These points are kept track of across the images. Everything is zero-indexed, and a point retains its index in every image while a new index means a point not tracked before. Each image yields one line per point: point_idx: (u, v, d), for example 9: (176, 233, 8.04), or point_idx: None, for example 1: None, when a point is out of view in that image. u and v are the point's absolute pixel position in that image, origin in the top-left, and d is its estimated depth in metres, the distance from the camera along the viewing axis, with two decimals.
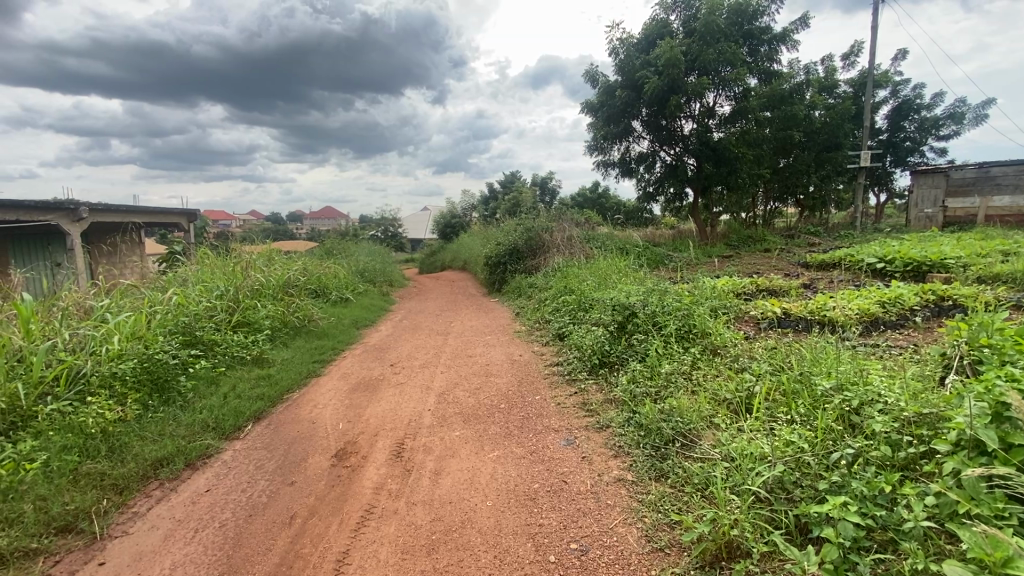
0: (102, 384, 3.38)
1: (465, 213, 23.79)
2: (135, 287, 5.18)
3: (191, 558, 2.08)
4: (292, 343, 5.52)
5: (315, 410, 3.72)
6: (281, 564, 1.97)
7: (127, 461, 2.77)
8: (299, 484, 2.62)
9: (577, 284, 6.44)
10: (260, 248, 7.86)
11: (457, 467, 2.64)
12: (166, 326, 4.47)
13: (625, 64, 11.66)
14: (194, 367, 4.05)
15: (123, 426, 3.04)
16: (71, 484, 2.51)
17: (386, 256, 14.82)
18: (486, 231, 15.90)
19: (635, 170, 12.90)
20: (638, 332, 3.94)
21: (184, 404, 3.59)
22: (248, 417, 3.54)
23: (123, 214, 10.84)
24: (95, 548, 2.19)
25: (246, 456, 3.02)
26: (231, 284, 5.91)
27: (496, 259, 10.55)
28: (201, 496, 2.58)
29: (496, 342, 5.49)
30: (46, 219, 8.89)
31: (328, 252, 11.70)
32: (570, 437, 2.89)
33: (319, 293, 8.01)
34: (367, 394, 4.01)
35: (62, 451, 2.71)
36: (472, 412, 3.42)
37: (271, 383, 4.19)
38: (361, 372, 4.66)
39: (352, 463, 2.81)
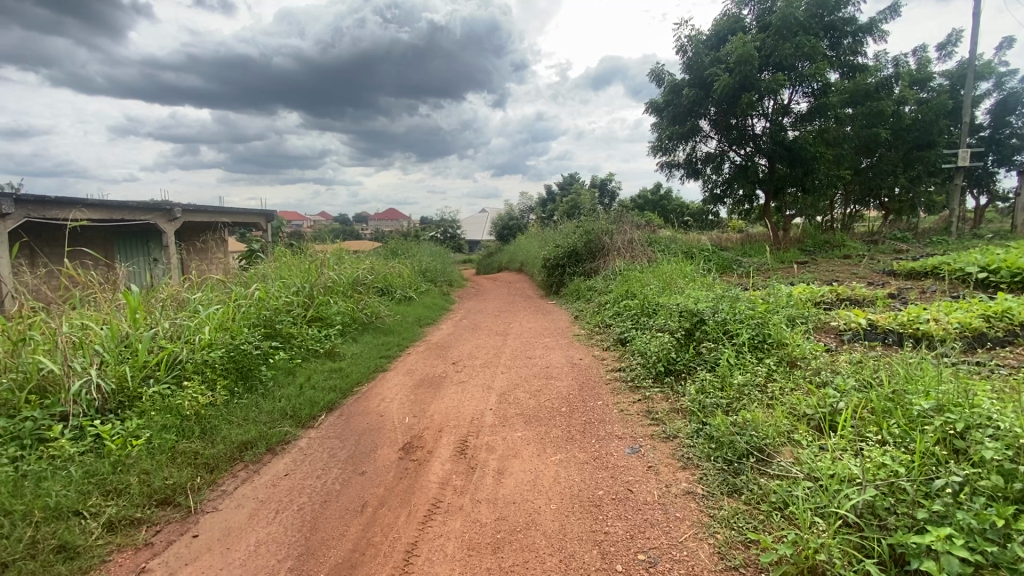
0: (195, 369, 3.70)
1: (523, 215, 23.90)
2: (222, 282, 5.61)
3: (273, 538, 2.21)
4: (361, 338, 5.76)
5: (382, 404, 3.86)
6: (354, 550, 2.06)
7: (216, 442, 3.00)
8: (369, 474, 2.73)
9: (639, 289, 6.29)
10: (331, 248, 8.28)
11: (520, 467, 2.65)
12: (250, 319, 4.82)
13: (693, 62, 11.28)
14: (273, 358, 4.33)
15: (212, 410, 3.29)
16: (169, 460, 2.75)
17: (446, 257, 15.17)
18: (545, 232, 15.89)
19: (701, 171, 12.45)
20: (707, 340, 3.80)
21: (265, 392, 3.85)
22: (322, 407, 3.73)
23: (211, 214, 11.83)
24: (190, 520, 2.38)
25: (320, 444, 3.18)
26: (307, 282, 6.27)
27: (555, 262, 10.52)
28: (281, 480, 2.75)
29: (555, 345, 5.46)
30: (146, 218, 9.87)
31: (393, 252, 12.13)
32: (634, 445, 2.83)
33: (383, 291, 8.31)
34: (430, 390, 4.12)
35: (162, 430, 2.98)
36: (533, 414, 3.43)
37: (342, 376, 4.40)
38: (425, 369, 4.79)
39: (418, 457, 2.90)
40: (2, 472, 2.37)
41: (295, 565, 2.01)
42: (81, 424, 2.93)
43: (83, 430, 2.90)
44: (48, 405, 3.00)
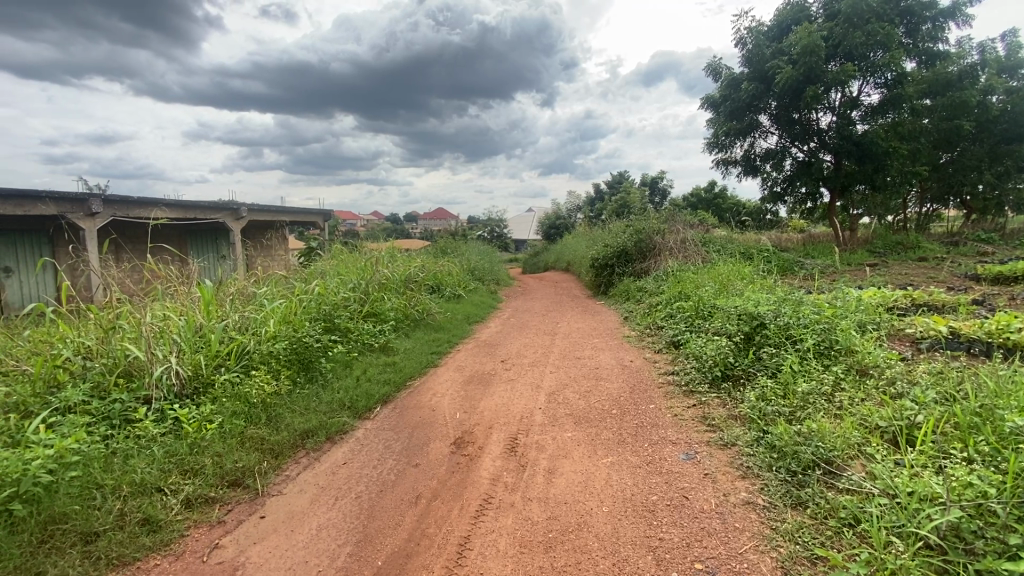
0: (261, 360, 3.92)
1: (571, 215, 23.74)
2: (285, 278, 5.90)
3: (333, 523, 2.31)
4: (413, 334, 5.90)
5: (433, 399, 3.94)
6: (409, 540, 2.11)
7: (281, 430, 3.16)
8: (422, 467, 2.79)
9: (693, 291, 6.10)
10: (384, 246, 8.54)
11: (571, 468, 2.64)
12: (311, 313, 5.06)
13: (753, 54, 10.82)
14: (331, 351, 4.52)
15: (277, 399, 3.47)
16: (239, 444, 2.93)
17: (493, 256, 15.29)
18: (593, 232, 15.71)
19: (760, 168, 11.92)
20: (768, 345, 3.64)
21: (324, 383, 4.02)
22: (377, 400, 3.86)
23: (274, 214, 12.51)
24: (258, 502, 2.52)
25: (376, 435, 3.29)
26: (362, 278, 6.49)
27: (604, 261, 10.37)
28: (339, 468, 2.86)
29: (605, 346, 5.39)
30: (216, 217, 10.57)
31: (442, 251, 12.35)
32: (689, 451, 2.75)
33: (433, 289, 8.47)
34: (480, 387, 4.16)
35: (232, 415, 3.17)
36: (583, 415, 3.39)
37: (396, 370, 4.52)
38: (474, 366, 4.84)
39: (470, 452, 2.93)
40: (96, 448, 2.60)
41: (354, 550, 2.09)
42: (161, 408, 3.16)
43: (164, 412, 3.13)
44: (134, 388, 3.26)
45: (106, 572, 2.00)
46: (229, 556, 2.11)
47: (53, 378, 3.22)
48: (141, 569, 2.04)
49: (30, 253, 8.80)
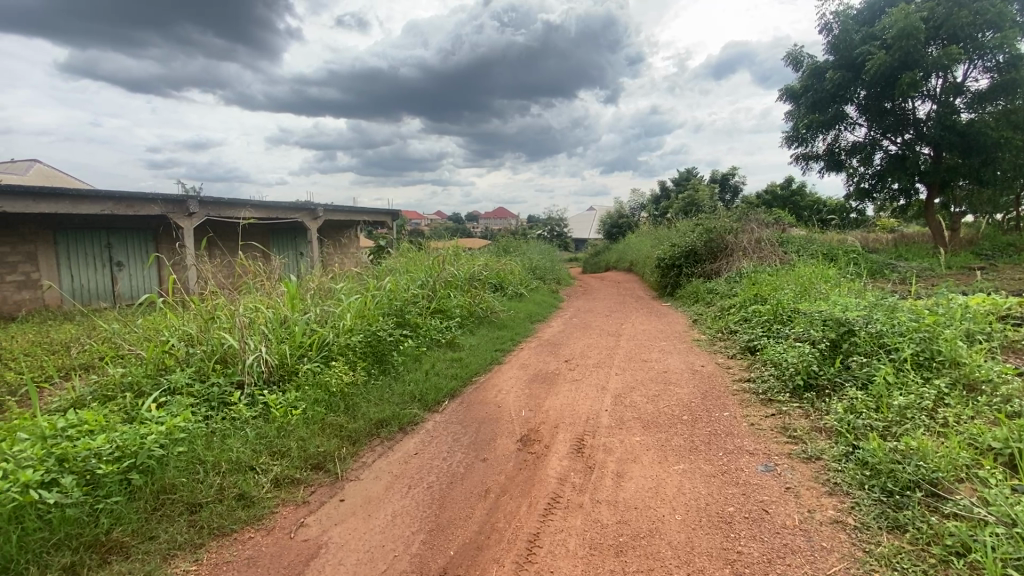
0: (339, 352, 4.16)
1: (634, 214, 23.20)
2: (358, 275, 6.20)
3: (407, 511, 2.39)
4: (478, 331, 6.01)
5: (499, 395, 3.99)
6: (480, 533, 2.16)
7: (357, 418, 3.33)
8: (489, 462, 2.84)
9: (770, 294, 5.77)
10: (448, 244, 8.75)
11: (640, 472, 2.58)
12: (383, 308, 5.29)
13: (840, 41, 10.05)
14: (402, 345, 4.70)
15: (353, 389, 3.66)
16: (320, 430, 3.12)
17: (554, 255, 15.24)
18: (659, 231, 15.26)
19: (846, 163, 11.08)
20: (857, 354, 3.38)
21: (395, 376, 4.19)
22: (445, 393, 3.97)
23: (347, 214, 13.16)
24: (338, 486, 2.67)
25: (444, 428, 3.38)
26: (429, 276, 6.69)
27: (670, 261, 10.02)
28: (411, 458, 2.97)
29: (673, 350, 5.22)
30: (295, 217, 11.28)
31: (504, 250, 12.48)
32: (768, 463, 2.61)
33: (496, 288, 8.58)
34: (544, 386, 4.16)
35: (314, 403, 3.38)
36: (651, 420, 3.30)
37: (462, 365, 4.62)
38: (538, 365, 4.85)
39: (536, 450, 2.95)
40: (198, 427, 2.85)
41: (427, 538, 2.16)
42: (252, 392, 3.42)
43: (255, 397, 3.38)
44: (229, 373, 3.55)
45: (208, 541, 2.19)
46: (314, 534, 2.25)
47: (162, 362, 3.58)
48: (237, 540, 2.22)
49: (138, 250, 9.84)
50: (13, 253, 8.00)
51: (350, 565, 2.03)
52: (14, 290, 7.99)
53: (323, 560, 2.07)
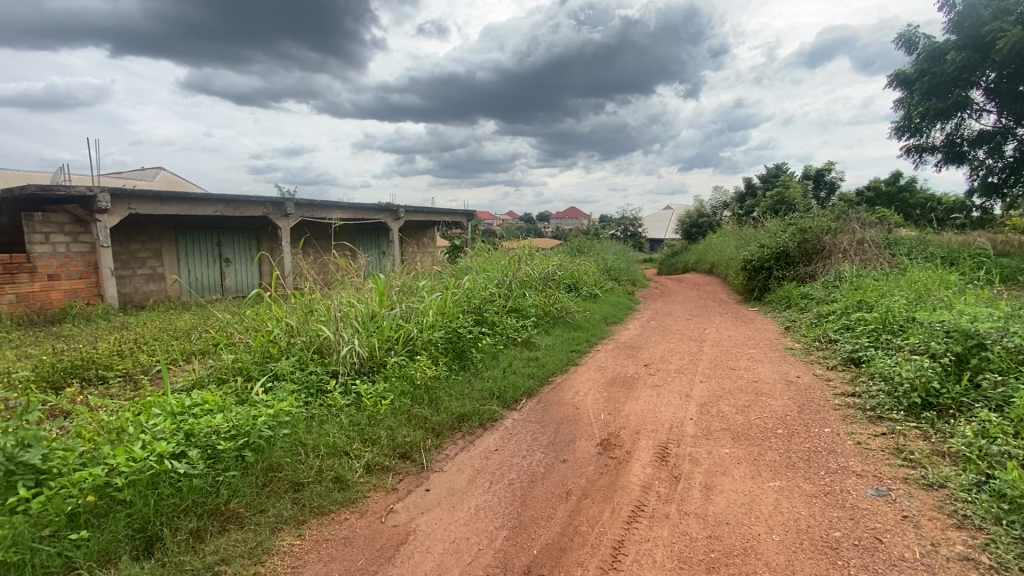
0: (423, 347, 4.33)
1: (716, 213, 22.07)
2: (437, 273, 6.40)
3: (489, 506, 2.43)
4: (553, 331, 5.99)
5: (577, 397, 3.95)
6: (563, 535, 2.15)
7: (440, 411, 3.44)
8: (570, 463, 2.82)
9: (877, 301, 5.23)
10: (523, 244, 8.80)
11: (731, 487, 2.45)
12: (462, 306, 5.44)
13: (964, 18, 8.90)
14: (480, 342, 4.80)
15: (436, 383, 3.79)
16: (406, 421, 3.25)
17: (630, 255, 14.86)
18: (744, 231, 14.39)
19: (969, 154, 9.84)
20: (988, 371, 2.99)
21: (475, 371, 4.29)
22: (523, 392, 3.99)
23: (427, 215, 13.66)
24: (423, 476, 2.78)
25: (523, 426, 3.41)
26: (505, 276, 6.78)
27: (758, 264, 9.42)
28: (492, 454, 3.02)
29: (764, 358, 4.90)
30: (379, 217, 11.89)
31: (578, 250, 12.36)
32: (880, 487, 2.37)
33: (571, 288, 8.51)
34: (623, 390, 4.07)
35: (400, 395, 3.54)
36: (742, 431, 3.12)
37: (538, 365, 4.63)
38: (617, 368, 4.75)
39: (618, 455, 2.89)
40: (300, 412, 3.09)
41: (510, 535, 2.18)
42: (345, 381, 3.65)
43: (348, 386, 3.61)
44: (325, 363, 3.81)
45: (309, 518, 2.36)
46: (403, 521, 2.35)
47: (267, 350, 3.92)
48: (334, 520, 2.37)
49: (244, 248, 10.85)
50: (144, 249, 9.14)
51: (437, 554, 2.10)
52: (143, 282, 9.13)
53: (412, 546, 2.16)
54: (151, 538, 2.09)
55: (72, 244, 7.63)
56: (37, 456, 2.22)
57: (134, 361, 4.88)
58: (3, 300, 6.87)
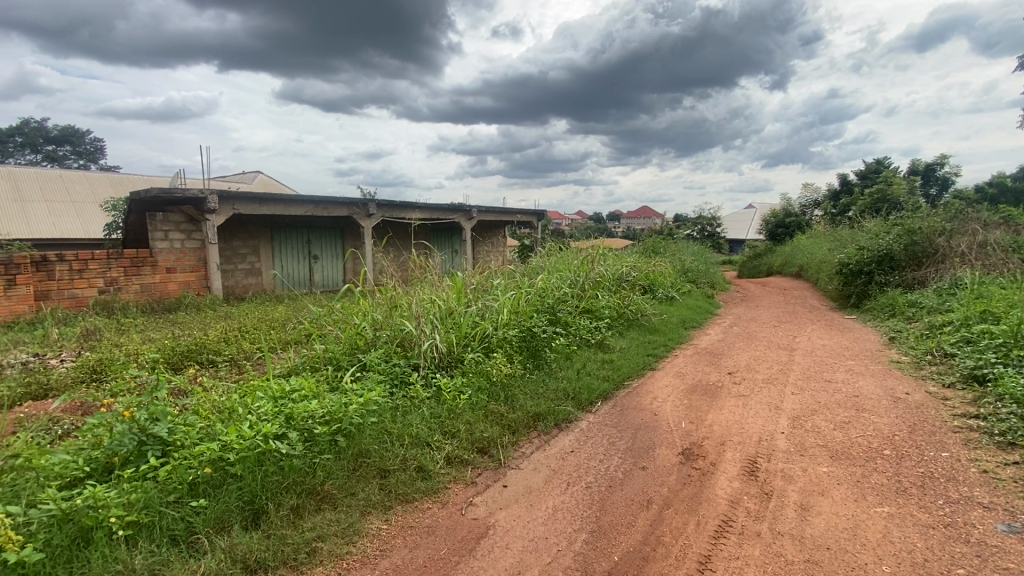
0: (498, 345, 4.41)
1: (805, 212, 20.54)
2: (512, 272, 6.47)
3: (568, 508, 2.42)
4: (628, 334, 5.85)
5: (655, 403, 3.83)
6: (645, 543, 2.09)
7: (516, 409, 3.46)
8: (650, 471, 2.74)
9: (1005, 312, 4.61)
10: (596, 243, 8.66)
11: (832, 509, 2.26)
12: (537, 305, 5.46)
13: None
14: (554, 342, 4.79)
15: (511, 381, 3.83)
16: (483, 416, 3.31)
17: (708, 257, 14.19)
18: (839, 232, 13.26)
19: None
20: None
21: (549, 371, 4.28)
22: (598, 395, 3.93)
23: (500, 215, 13.83)
24: (501, 472, 2.81)
25: (600, 429, 3.36)
26: (578, 277, 6.71)
27: (855, 268, 8.65)
28: (568, 455, 3.00)
29: (864, 371, 4.49)
30: (453, 216, 12.21)
31: (653, 252, 12.00)
32: (1013, 523, 2.09)
33: (646, 290, 8.28)
34: (706, 398, 3.89)
35: (477, 390, 3.62)
36: (841, 450, 2.87)
37: (613, 368, 4.54)
38: (697, 375, 4.55)
39: (702, 466, 2.76)
40: (385, 402, 3.25)
41: (590, 539, 2.16)
42: (426, 374, 3.78)
43: (428, 379, 3.74)
44: (407, 356, 3.97)
45: (395, 504, 2.47)
46: (482, 515, 2.39)
47: (355, 342, 4.15)
48: (418, 508, 2.46)
49: (332, 245, 11.58)
50: (245, 246, 10.02)
51: (517, 550, 2.12)
52: (244, 276, 10.02)
53: (491, 541, 2.19)
54: (257, 510, 2.28)
55: (186, 241, 8.52)
56: (164, 429, 2.50)
57: (238, 347, 5.35)
58: (130, 288, 7.90)
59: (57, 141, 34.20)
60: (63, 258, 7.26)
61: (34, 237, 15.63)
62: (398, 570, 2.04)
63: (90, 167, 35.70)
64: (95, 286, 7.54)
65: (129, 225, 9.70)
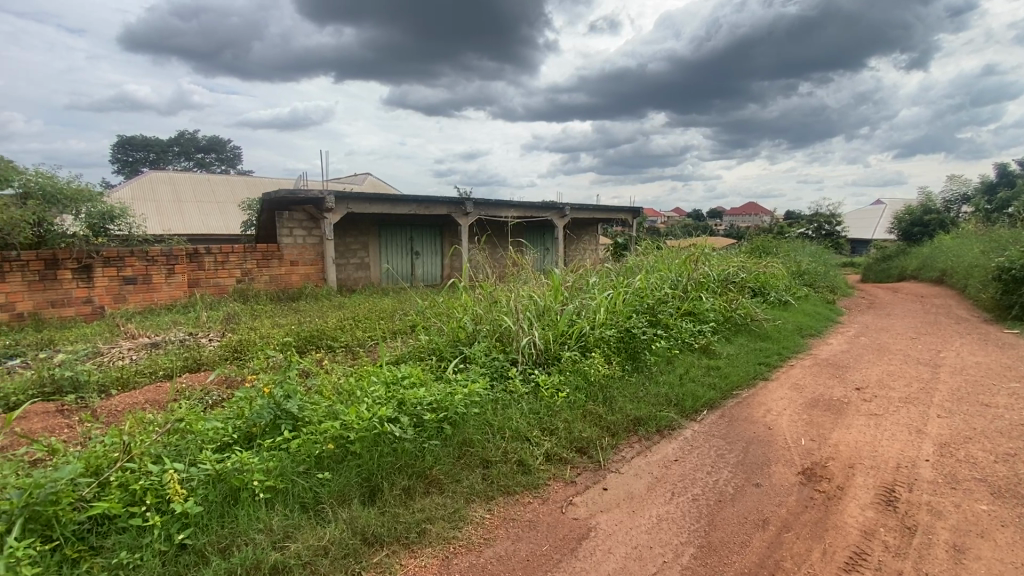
0: (595, 344, 4.35)
1: (949, 208, 17.87)
2: (609, 271, 6.33)
3: (673, 518, 2.32)
4: (735, 340, 5.46)
5: (769, 416, 3.54)
6: (761, 567, 1.95)
7: (615, 411, 3.39)
8: (765, 489, 2.53)
9: None
10: (699, 241, 8.20)
11: (995, 554, 1.94)
12: (636, 306, 5.29)
13: None
14: (655, 345, 4.61)
15: (610, 383, 3.75)
16: (581, 416, 3.28)
17: (827, 258, 12.87)
18: (996, 231, 11.34)
19: None
20: None
21: (649, 374, 4.14)
22: (704, 403, 3.71)
23: (594, 213, 13.62)
24: (600, 474, 2.77)
25: (706, 439, 3.18)
26: (680, 278, 6.40)
27: (1020, 274, 7.33)
28: (672, 464, 2.87)
29: None
30: (546, 215, 12.25)
31: (762, 252, 11.12)
32: None
33: (755, 293, 7.69)
34: (828, 415, 3.52)
35: (575, 389, 3.60)
36: (1004, 486, 2.45)
37: (720, 375, 4.26)
38: (818, 389, 4.13)
39: (826, 489, 2.51)
40: (487, 394, 3.33)
41: (699, 554, 2.05)
42: (525, 370, 3.83)
43: (527, 374, 3.78)
44: (506, 351, 4.06)
45: (498, 495, 2.53)
46: (583, 516, 2.37)
47: (457, 335, 4.31)
48: (519, 501, 2.50)
49: (433, 242, 12.16)
50: (356, 242, 10.84)
51: (619, 556, 2.08)
52: (355, 270, 10.86)
53: (593, 543, 2.17)
54: (373, 488, 2.46)
55: (307, 237, 9.40)
56: (294, 406, 2.78)
57: (352, 335, 5.80)
58: (262, 278, 8.88)
59: (205, 149, 39.52)
60: (210, 252, 8.31)
61: (188, 233, 18.17)
62: (502, 560, 2.08)
63: (231, 171, 40.76)
64: (234, 276, 8.58)
65: (262, 223, 10.94)
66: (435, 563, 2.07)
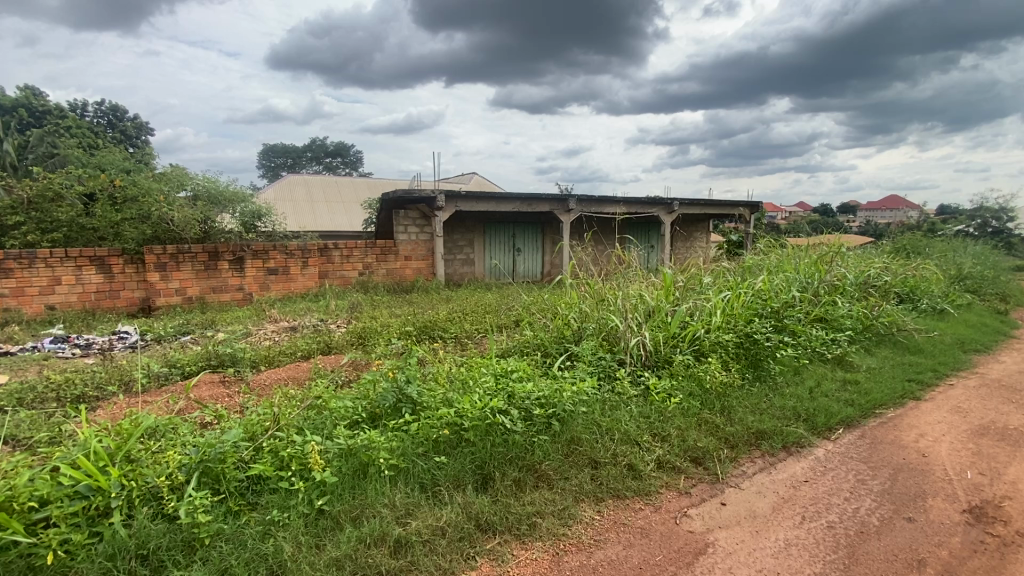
0: (710, 348, 4.09)
1: None
2: (726, 270, 5.91)
3: (803, 544, 2.11)
4: (877, 352, 4.81)
5: (922, 441, 3.07)
6: None
7: (734, 422, 3.16)
8: (921, 525, 2.20)
9: None
10: (833, 239, 7.35)
11: None
12: (757, 309, 4.88)
13: None
14: (780, 353, 4.22)
15: (728, 392, 3.51)
16: (696, 424, 3.11)
17: (998, 260, 10.85)
18: None
19: None
20: None
21: (773, 384, 3.80)
22: (839, 421, 3.33)
23: (707, 209, 12.81)
24: (718, 487, 2.60)
25: (843, 462, 2.84)
26: (809, 280, 5.79)
27: None
28: (801, 484, 2.61)
29: None
30: (653, 211, 11.78)
31: (910, 253, 9.68)
32: None
33: (902, 299, 6.71)
34: (1003, 448, 2.97)
35: (689, 395, 3.43)
36: None
37: (859, 391, 3.78)
38: (988, 415, 3.50)
39: (1001, 534, 2.13)
40: (595, 393, 3.30)
41: None
42: (634, 371, 3.72)
43: (636, 376, 3.67)
44: (613, 351, 3.98)
45: (607, 497, 2.49)
46: (699, 529, 2.25)
47: (562, 331, 4.32)
48: (630, 506, 2.44)
49: (537, 239, 12.29)
50: (465, 239, 11.31)
51: None
52: (462, 265, 11.34)
53: (711, 559, 2.05)
54: (486, 476, 2.55)
55: (421, 234, 9.98)
56: (414, 391, 2.97)
57: (461, 327, 6.06)
58: (380, 271, 9.62)
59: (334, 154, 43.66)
60: (338, 247, 9.18)
61: (319, 229, 20.25)
62: (614, 564, 2.05)
63: (355, 173, 44.58)
64: (357, 269, 9.38)
65: (382, 220, 11.85)
66: (547, 558, 2.09)
